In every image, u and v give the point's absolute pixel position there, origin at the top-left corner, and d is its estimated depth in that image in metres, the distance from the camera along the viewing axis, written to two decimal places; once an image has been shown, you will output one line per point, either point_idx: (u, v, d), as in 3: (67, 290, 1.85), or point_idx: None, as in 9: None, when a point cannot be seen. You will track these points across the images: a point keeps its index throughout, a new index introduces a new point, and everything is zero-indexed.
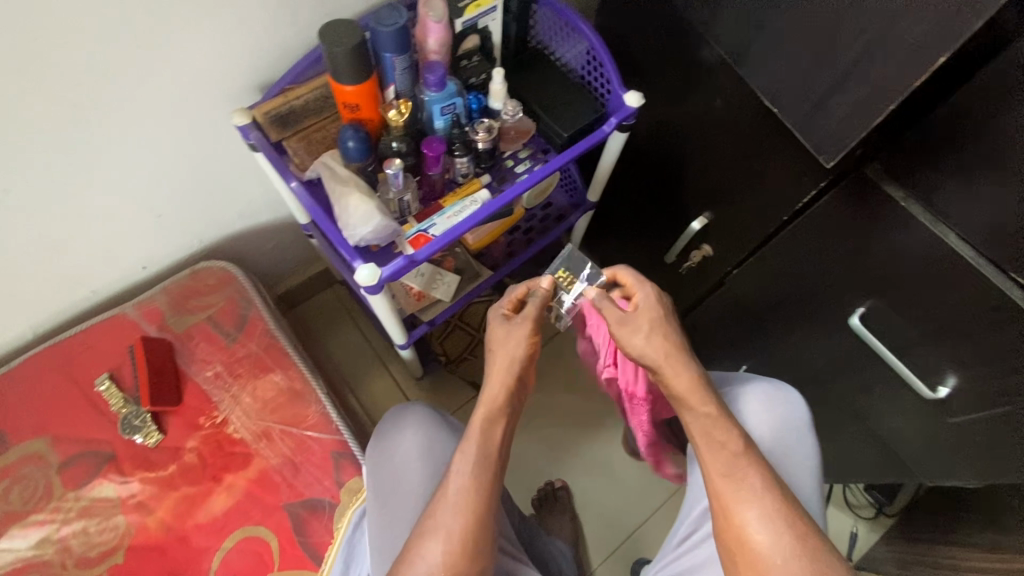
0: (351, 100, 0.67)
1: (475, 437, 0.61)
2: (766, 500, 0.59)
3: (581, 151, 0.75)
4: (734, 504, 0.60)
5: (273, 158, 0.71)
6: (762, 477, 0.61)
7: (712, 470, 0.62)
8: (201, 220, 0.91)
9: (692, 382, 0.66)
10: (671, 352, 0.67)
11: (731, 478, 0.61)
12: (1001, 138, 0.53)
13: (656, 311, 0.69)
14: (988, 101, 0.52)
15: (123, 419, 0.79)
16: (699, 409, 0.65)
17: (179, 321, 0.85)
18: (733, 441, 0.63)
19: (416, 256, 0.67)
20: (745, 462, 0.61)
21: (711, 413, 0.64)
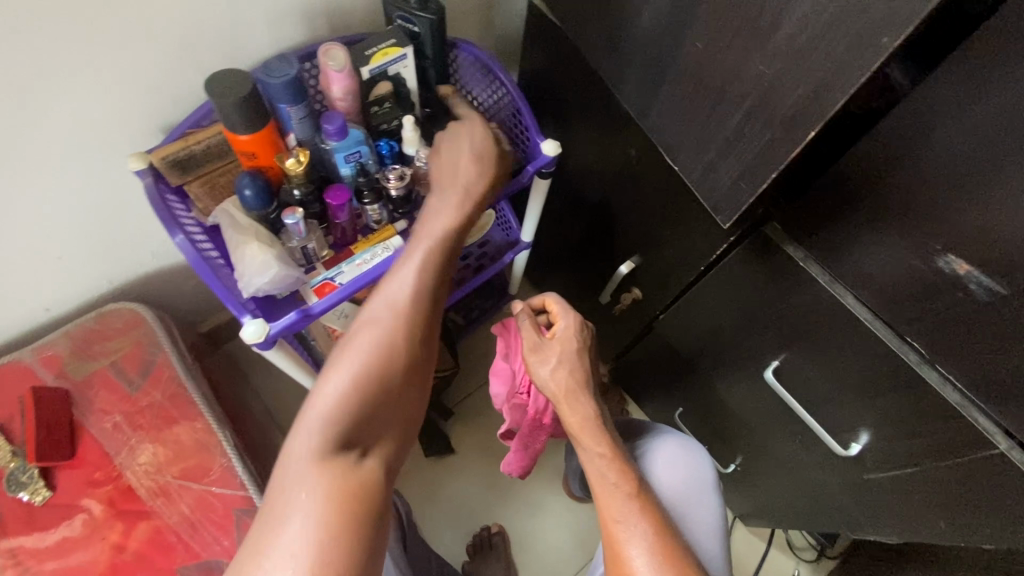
0: (248, 149, 0.65)
1: (340, 371, 0.56)
2: (650, 546, 0.58)
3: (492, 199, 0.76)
4: (618, 549, 0.59)
5: (158, 206, 0.67)
6: (648, 521, 0.60)
7: (608, 512, 0.61)
8: (109, 260, 0.87)
9: (591, 420, 0.67)
10: (579, 390, 0.69)
11: (623, 520, 0.60)
12: (888, 203, 0.52)
13: (575, 343, 0.71)
14: (872, 168, 0.52)
15: (9, 475, 0.74)
16: (593, 452, 0.65)
17: (78, 368, 0.81)
18: (622, 482, 0.63)
19: (312, 309, 0.66)
20: (637, 505, 0.61)
21: (604, 453, 0.64)
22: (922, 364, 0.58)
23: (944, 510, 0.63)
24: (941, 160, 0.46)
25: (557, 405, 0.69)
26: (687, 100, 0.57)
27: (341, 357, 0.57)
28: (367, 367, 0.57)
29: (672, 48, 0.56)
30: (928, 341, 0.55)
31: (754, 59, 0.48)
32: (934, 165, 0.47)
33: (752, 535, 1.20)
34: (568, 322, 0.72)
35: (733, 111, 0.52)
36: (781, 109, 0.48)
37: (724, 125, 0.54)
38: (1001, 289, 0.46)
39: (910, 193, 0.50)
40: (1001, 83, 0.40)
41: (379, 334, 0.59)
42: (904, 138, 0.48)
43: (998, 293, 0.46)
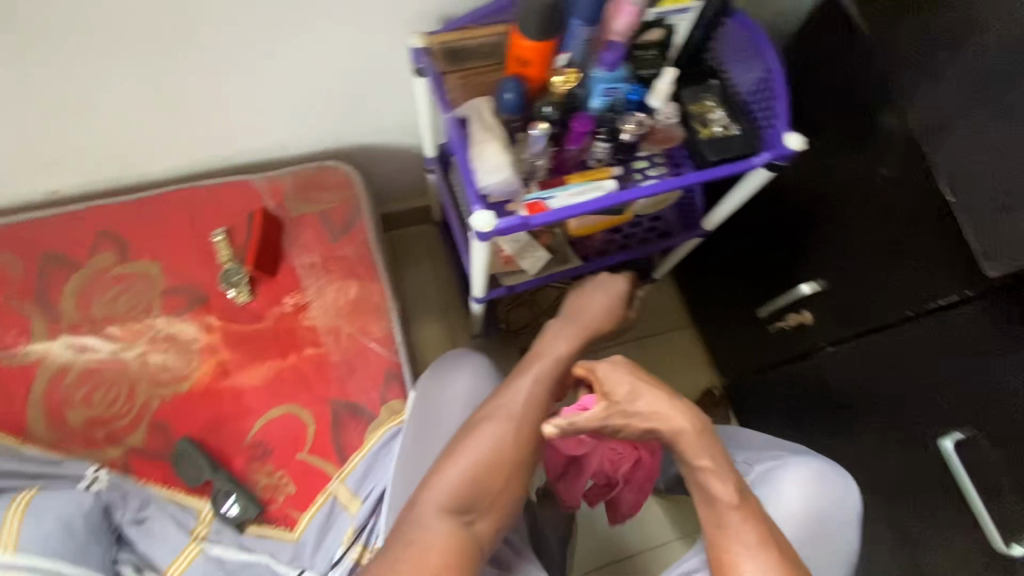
0: (525, 55, 0.68)
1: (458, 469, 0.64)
2: (761, 558, 0.58)
3: (715, 176, 0.75)
4: (725, 551, 0.59)
5: (436, 84, 0.74)
6: (758, 534, 0.59)
7: (723, 524, 0.60)
8: (342, 124, 0.94)
9: (689, 428, 0.62)
10: (666, 417, 0.62)
11: (742, 541, 0.59)
12: None
13: (622, 386, 0.61)
14: None
15: (226, 272, 0.87)
16: (694, 463, 0.62)
17: (296, 205, 0.92)
18: (729, 493, 0.61)
19: (530, 221, 0.70)
20: (746, 520, 0.60)
21: (708, 467, 0.62)
22: None
23: None
24: None
25: (654, 424, 0.62)
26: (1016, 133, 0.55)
27: (530, 361, 0.73)
28: (542, 377, 0.71)
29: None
30: None
31: None
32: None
33: None
34: (599, 371, 0.62)
35: None
36: None
37: None
38: None
39: None
40: None
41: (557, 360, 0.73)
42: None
43: None
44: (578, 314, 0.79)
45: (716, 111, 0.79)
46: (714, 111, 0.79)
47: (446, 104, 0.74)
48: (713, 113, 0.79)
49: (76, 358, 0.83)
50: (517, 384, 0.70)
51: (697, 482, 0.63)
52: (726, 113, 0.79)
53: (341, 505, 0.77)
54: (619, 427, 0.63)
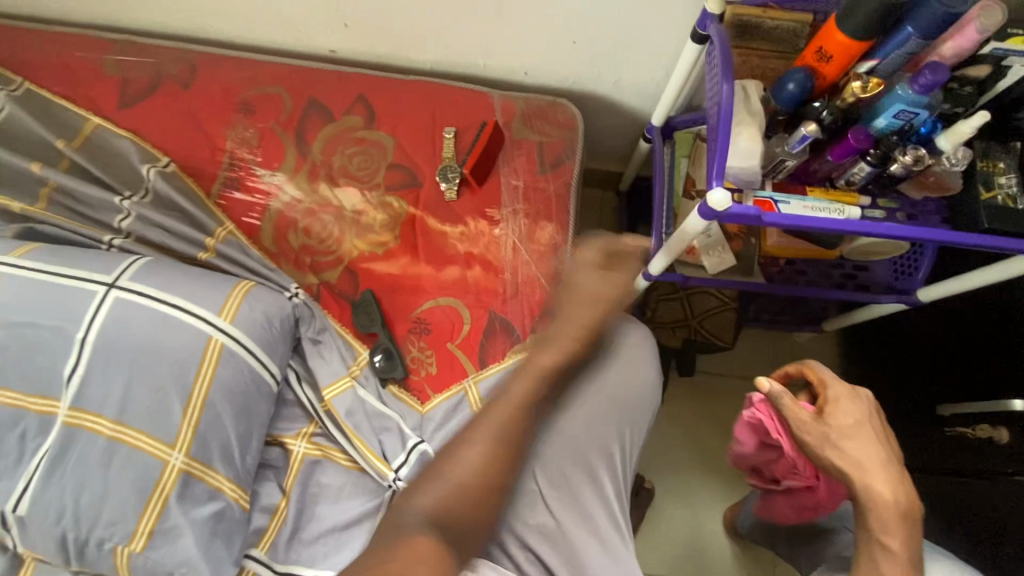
0: (832, 48, 0.66)
1: (453, 459, 0.62)
2: None
3: (982, 243, 0.66)
4: None
5: (722, 45, 0.67)
6: None
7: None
8: (592, 68, 0.97)
9: (894, 505, 0.64)
10: (876, 481, 0.65)
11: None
12: None
13: (848, 420, 0.68)
14: None
15: (445, 166, 0.95)
16: (883, 539, 0.63)
17: (520, 129, 0.99)
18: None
19: (765, 217, 0.66)
20: None
21: (894, 548, 0.62)
22: None
23: None
24: None
25: (858, 478, 0.65)
26: None
27: (528, 367, 0.70)
28: (538, 385, 0.68)
29: None
30: None
31: None
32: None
33: None
34: (832, 395, 0.69)
35: None
36: None
37: None
38: None
39: None
40: None
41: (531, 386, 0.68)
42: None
43: None
44: (559, 332, 0.71)
45: (1007, 175, 0.70)
46: (1005, 174, 0.70)
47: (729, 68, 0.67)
48: (1001, 177, 0.70)
49: (307, 192, 0.96)
50: (510, 385, 0.68)
51: (865, 550, 0.64)
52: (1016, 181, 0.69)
53: (468, 401, 0.83)
54: (823, 454, 0.67)
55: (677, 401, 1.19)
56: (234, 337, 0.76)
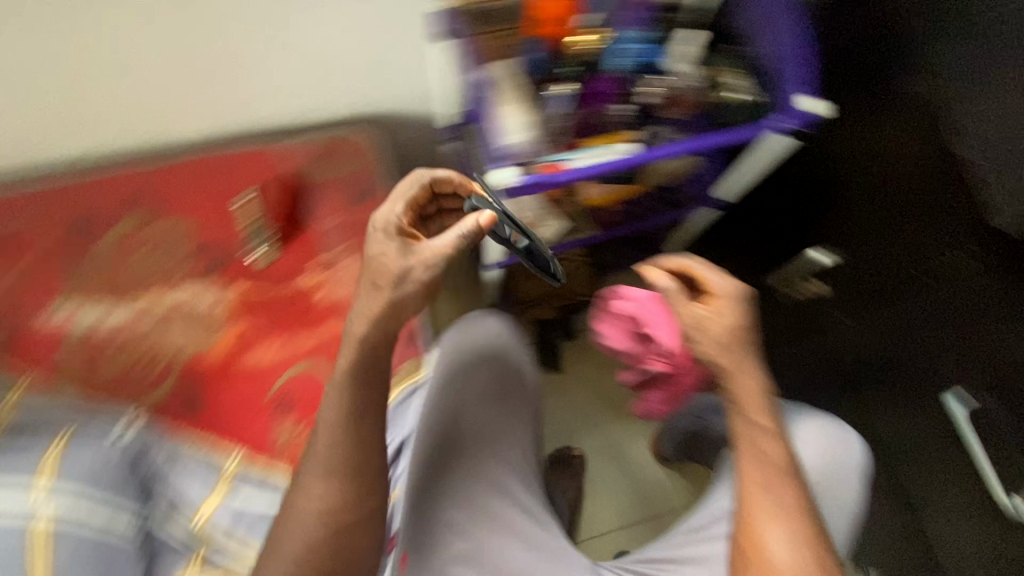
0: (544, 15, 0.74)
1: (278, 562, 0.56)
2: (791, 525, 0.58)
3: (739, 141, 0.72)
4: (754, 512, 0.59)
5: (456, 47, 0.74)
6: (795, 502, 0.59)
7: (759, 472, 0.60)
8: (361, 91, 0.97)
9: (761, 390, 0.62)
10: (741, 377, 0.62)
11: (775, 486, 0.59)
12: None
13: (719, 330, 0.62)
14: None
15: (245, 235, 0.89)
16: (751, 422, 0.62)
17: (314, 171, 0.94)
18: (775, 456, 0.60)
19: (552, 179, 0.68)
20: (789, 484, 0.59)
21: (763, 428, 0.61)
22: None
23: None
24: None
25: (726, 376, 0.62)
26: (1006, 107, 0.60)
27: None
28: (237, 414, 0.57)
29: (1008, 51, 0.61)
30: None
31: None
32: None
33: None
34: (704, 303, 0.63)
35: None
36: None
37: None
38: None
39: None
40: None
41: (342, 400, 0.57)
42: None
43: None
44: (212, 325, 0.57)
45: (737, 74, 0.78)
46: (735, 75, 0.78)
47: (467, 65, 0.75)
48: (731, 80, 0.77)
49: (102, 315, 0.85)
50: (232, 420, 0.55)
51: (744, 436, 0.62)
52: (744, 78, 0.78)
53: None
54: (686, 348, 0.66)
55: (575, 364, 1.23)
56: (55, 510, 0.65)
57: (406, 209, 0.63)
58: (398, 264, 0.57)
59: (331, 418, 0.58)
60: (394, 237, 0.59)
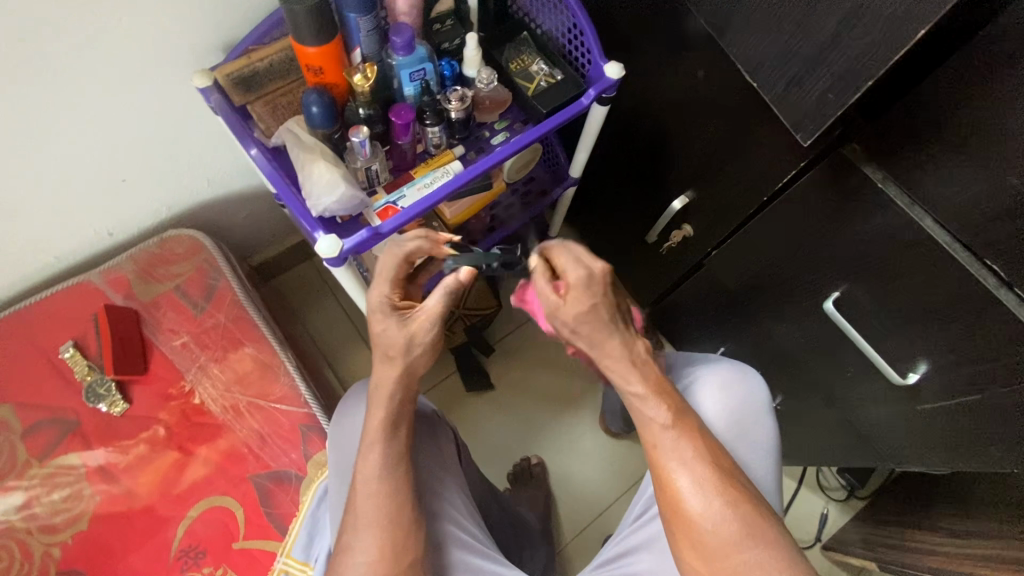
0: (315, 63, 0.65)
1: None
2: (696, 470, 0.59)
3: (558, 124, 0.72)
4: (665, 471, 0.60)
5: (235, 125, 0.69)
6: (694, 448, 0.60)
7: (655, 436, 0.60)
8: (168, 187, 0.89)
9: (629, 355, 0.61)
10: (603, 355, 0.60)
11: (672, 444, 0.60)
12: (965, 125, 0.51)
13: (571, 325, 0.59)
14: (952, 94, 0.51)
15: (88, 387, 0.79)
16: (626, 387, 0.61)
17: (145, 290, 0.84)
18: (661, 413, 0.60)
19: (382, 229, 0.66)
20: (677, 434, 0.60)
21: (639, 392, 0.60)
22: (1000, 288, 0.56)
23: (1000, 434, 0.63)
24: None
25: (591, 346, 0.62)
26: (772, 14, 0.56)
27: None
28: None
29: None
30: (1009, 264, 0.53)
31: None
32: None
33: (785, 474, 1.23)
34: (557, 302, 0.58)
35: (831, 16, 0.51)
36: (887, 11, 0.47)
37: (818, 33, 0.52)
38: None
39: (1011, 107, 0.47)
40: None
41: (389, 454, 0.59)
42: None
43: None
44: None
45: (534, 61, 0.79)
46: (533, 62, 0.79)
47: (254, 139, 0.70)
48: (533, 67, 0.78)
49: None
50: None
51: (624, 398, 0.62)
52: (543, 63, 0.79)
53: None
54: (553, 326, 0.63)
55: (503, 375, 1.21)
56: None
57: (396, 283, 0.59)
58: (402, 336, 0.56)
59: (375, 472, 0.58)
60: (387, 308, 0.58)
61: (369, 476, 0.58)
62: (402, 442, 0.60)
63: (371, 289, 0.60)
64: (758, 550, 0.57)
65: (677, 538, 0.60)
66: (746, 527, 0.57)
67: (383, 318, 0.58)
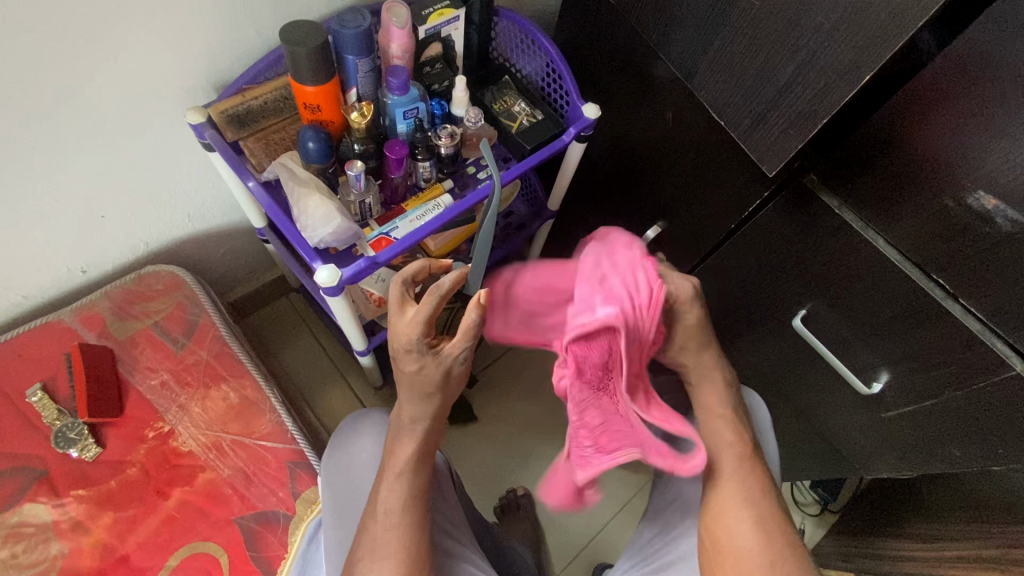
0: (312, 101, 0.67)
1: None
2: (753, 510, 0.62)
3: (541, 161, 0.77)
4: (722, 505, 0.63)
5: (228, 158, 0.70)
6: (758, 486, 0.63)
7: (732, 465, 0.65)
8: (148, 223, 0.88)
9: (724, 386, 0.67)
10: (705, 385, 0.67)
11: (746, 481, 0.63)
12: (908, 155, 0.58)
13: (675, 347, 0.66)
14: (894, 130, 0.58)
15: (57, 432, 0.74)
16: (717, 415, 0.66)
17: (121, 328, 0.81)
18: (742, 449, 0.65)
19: (378, 258, 0.67)
20: (754, 474, 0.64)
21: (726, 424, 0.66)
22: (946, 299, 0.63)
23: (959, 435, 0.69)
24: (961, 122, 0.53)
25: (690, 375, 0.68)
26: (734, 60, 0.63)
27: None
28: None
29: (719, 16, 0.63)
30: (953, 277, 0.60)
31: (806, 22, 0.55)
32: (988, 106, 0.50)
33: None
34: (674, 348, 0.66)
35: (788, 62, 0.58)
36: (836, 58, 0.54)
37: (777, 77, 0.59)
38: None
39: (946, 140, 0.55)
40: (979, 81, 0.50)
41: (409, 484, 0.60)
42: (975, 82, 0.50)
43: (1022, 224, 0.52)
44: None
45: (516, 101, 0.84)
46: (516, 103, 0.84)
47: (248, 173, 0.71)
48: (516, 108, 0.84)
49: None
50: None
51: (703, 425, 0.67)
52: (525, 103, 0.84)
53: None
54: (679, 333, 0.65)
55: (486, 407, 1.20)
56: None
57: (427, 322, 0.56)
58: (436, 373, 0.57)
59: (398, 503, 0.59)
60: (413, 346, 0.56)
61: (388, 506, 0.59)
62: (421, 474, 0.61)
63: (396, 323, 0.57)
64: None
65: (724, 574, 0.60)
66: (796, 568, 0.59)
67: (416, 356, 0.56)
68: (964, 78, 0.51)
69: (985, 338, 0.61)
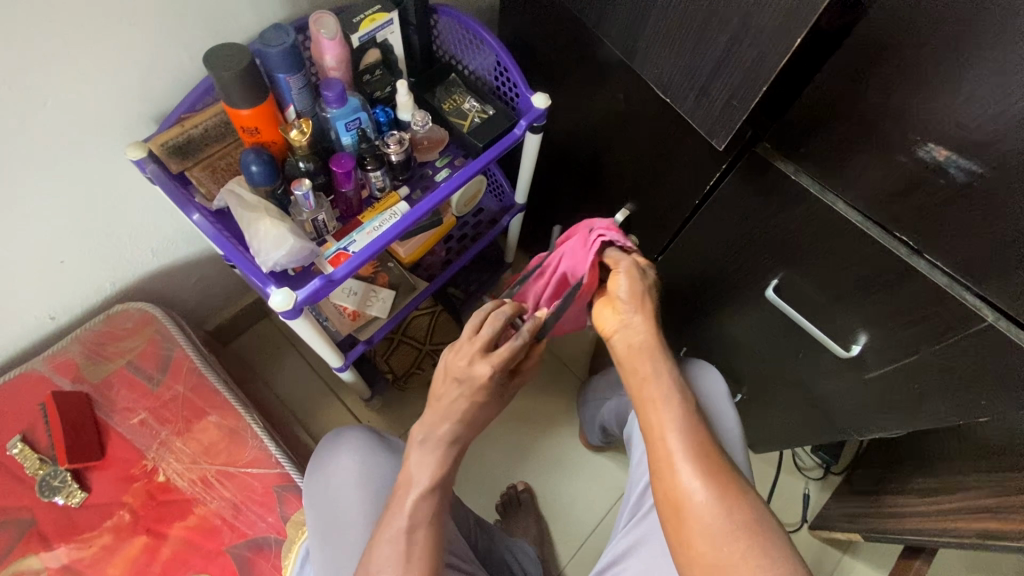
0: (250, 124, 0.66)
1: None
2: (709, 457, 0.58)
3: (496, 155, 0.75)
4: (679, 456, 0.58)
5: (173, 192, 0.69)
6: (706, 436, 0.60)
7: (663, 420, 0.60)
8: (112, 262, 0.87)
9: (645, 344, 0.64)
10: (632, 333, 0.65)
11: (683, 432, 0.59)
12: (855, 113, 0.56)
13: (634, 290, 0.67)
14: (839, 90, 0.56)
15: (41, 482, 0.74)
16: (658, 364, 0.63)
17: (95, 371, 0.81)
18: (681, 396, 0.62)
19: (335, 275, 0.66)
20: (696, 421, 0.60)
21: (653, 371, 0.63)
22: (913, 255, 0.61)
23: (943, 391, 0.68)
24: (899, 75, 0.51)
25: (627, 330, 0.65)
26: (671, 34, 0.61)
27: None
28: None
29: None
30: (915, 232, 0.59)
31: None
32: (924, 57, 0.49)
33: (764, 462, 1.26)
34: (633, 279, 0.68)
35: (722, 32, 0.56)
36: (767, 23, 0.52)
37: (713, 49, 0.58)
38: (978, 168, 0.50)
39: (887, 95, 0.53)
40: (913, 31, 0.48)
41: (430, 500, 0.59)
42: (906, 33, 0.49)
43: (976, 172, 0.51)
44: None
45: (466, 99, 0.83)
46: (465, 100, 0.83)
47: (195, 204, 0.70)
48: (466, 105, 0.82)
49: None
50: None
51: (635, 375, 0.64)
52: (475, 100, 0.83)
53: None
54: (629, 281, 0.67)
55: None
56: None
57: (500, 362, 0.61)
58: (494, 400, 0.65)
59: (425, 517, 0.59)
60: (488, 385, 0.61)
61: (414, 520, 0.58)
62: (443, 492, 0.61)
63: (467, 353, 0.61)
64: (763, 540, 0.54)
65: (686, 530, 0.55)
66: (754, 519, 0.55)
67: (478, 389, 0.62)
68: (899, 28, 0.49)
69: (956, 292, 0.59)
